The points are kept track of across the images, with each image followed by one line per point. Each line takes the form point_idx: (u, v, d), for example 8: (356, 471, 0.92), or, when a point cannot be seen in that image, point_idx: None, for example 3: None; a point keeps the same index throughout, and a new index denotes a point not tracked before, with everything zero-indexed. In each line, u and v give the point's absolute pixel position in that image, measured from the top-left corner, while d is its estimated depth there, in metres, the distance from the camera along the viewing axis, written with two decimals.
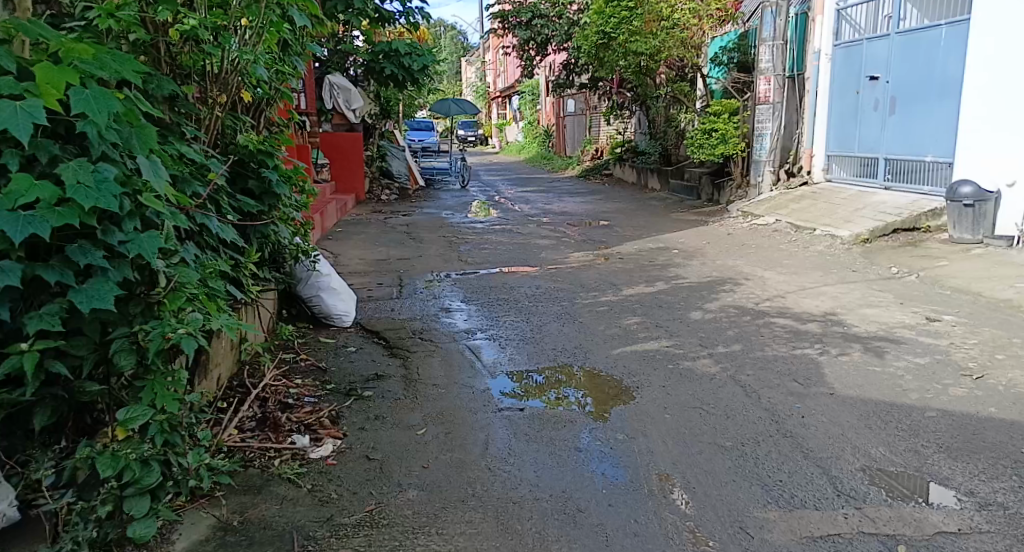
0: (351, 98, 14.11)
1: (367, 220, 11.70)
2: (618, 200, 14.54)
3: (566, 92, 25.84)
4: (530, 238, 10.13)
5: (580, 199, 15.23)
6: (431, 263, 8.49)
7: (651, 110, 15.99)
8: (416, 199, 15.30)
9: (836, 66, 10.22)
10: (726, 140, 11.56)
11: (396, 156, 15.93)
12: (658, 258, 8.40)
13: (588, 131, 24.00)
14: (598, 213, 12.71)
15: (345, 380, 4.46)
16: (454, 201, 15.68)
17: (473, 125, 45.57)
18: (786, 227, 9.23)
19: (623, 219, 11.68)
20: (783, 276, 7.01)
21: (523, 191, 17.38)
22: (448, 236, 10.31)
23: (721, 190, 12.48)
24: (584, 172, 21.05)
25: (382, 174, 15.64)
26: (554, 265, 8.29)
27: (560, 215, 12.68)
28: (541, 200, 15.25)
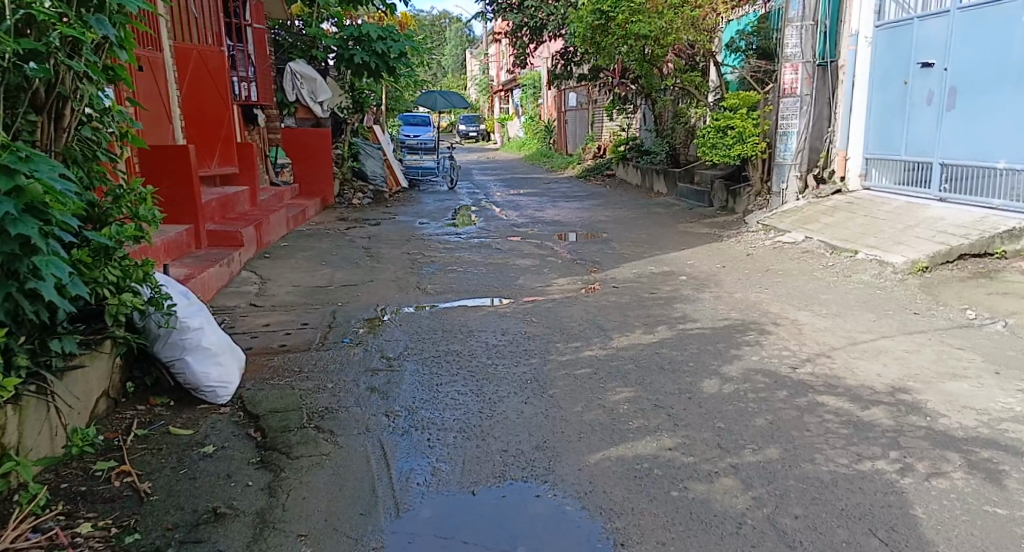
0: (320, 89, 12.69)
1: (326, 230, 10.12)
2: (618, 207, 12.93)
3: (568, 84, 24.16)
4: (510, 257, 8.56)
5: (576, 204, 13.64)
6: (381, 291, 6.92)
7: (657, 104, 14.36)
8: (393, 204, 13.72)
9: (878, 50, 8.64)
10: (744, 139, 9.95)
11: (371, 153, 14.23)
12: (661, 288, 6.82)
13: (590, 126, 22.35)
14: (594, 223, 11.09)
15: (159, 527, 2.87)
16: (437, 206, 14.08)
17: (475, 120, 43.90)
18: (818, 248, 7.61)
19: (622, 232, 10.08)
20: (822, 321, 5.44)
21: (517, 194, 15.79)
22: (414, 254, 8.75)
23: (735, 197, 10.84)
24: (585, 172, 19.41)
25: (356, 176, 14.04)
26: (531, 297, 6.72)
27: (551, 225, 11.09)
28: (534, 205, 13.67)
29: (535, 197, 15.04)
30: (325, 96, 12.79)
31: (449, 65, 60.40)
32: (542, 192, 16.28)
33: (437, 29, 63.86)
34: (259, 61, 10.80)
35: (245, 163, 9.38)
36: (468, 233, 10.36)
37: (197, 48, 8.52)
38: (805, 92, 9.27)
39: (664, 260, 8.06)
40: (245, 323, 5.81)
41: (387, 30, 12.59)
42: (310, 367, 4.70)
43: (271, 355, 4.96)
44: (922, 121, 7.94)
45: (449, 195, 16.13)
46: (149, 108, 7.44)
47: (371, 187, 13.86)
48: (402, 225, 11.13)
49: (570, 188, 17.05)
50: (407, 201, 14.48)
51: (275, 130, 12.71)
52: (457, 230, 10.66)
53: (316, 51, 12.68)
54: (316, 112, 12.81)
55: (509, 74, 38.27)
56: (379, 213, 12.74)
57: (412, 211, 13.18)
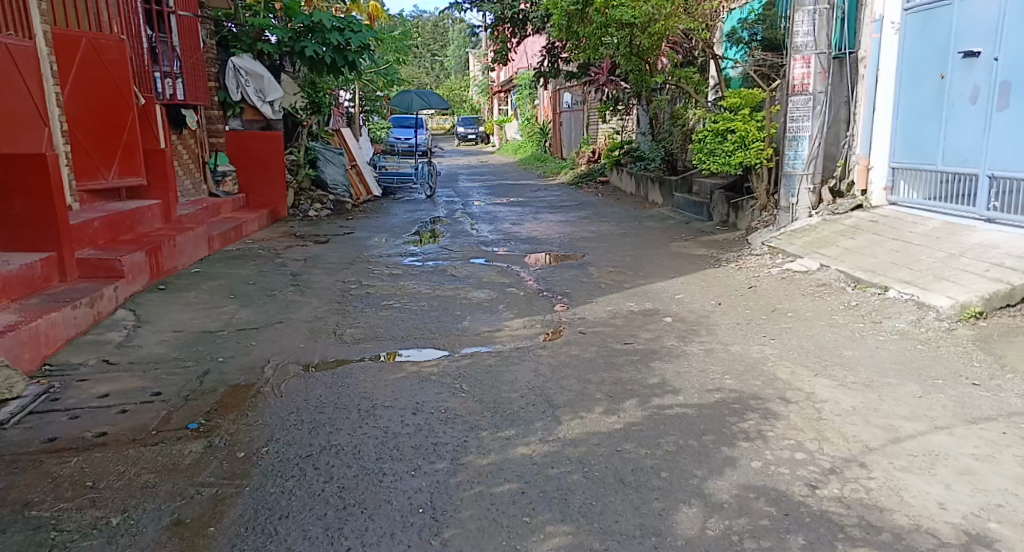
0: (272, 88, 11.58)
1: (259, 251, 8.74)
2: (605, 220, 11.53)
3: (562, 84, 22.75)
4: (465, 286, 7.16)
5: (560, 216, 12.24)
6: (287, 338, 5.54)
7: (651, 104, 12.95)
8: (355, 217, 12.34)
9: (907, 38, 7.22)
10: (746, 145, 8.55)
11: (331, 159, 12.88)
12: (639, 334, 5.41)
13: (585, 129, 20.92)
14: (575, 241, 9.68)
15: None
16: (406, 218, 12.69)
17: (474, 122, 42.46)
18: (835, 280, 6.19)
19: (605, 253, 8.68)
20: (850, 396, 4.03)
21: (498, 204, 14.39)
22: (352, 282, 7.37)
23: (736, 210, 9.43)
24: (577, 178, 17.99)
25: (315, 186, 12.69)
26: (474, 347, 5.32)
27: (525, 243, 9.68)
28: (513, 217, 12.27)
29: (517, 207, 13.63)
30: (276, 95, 11.58)
31: (450, 66, 59.00)
32: (527, 201, 14.86)
33: (439, 29, 62.46)
34: (187, 55, 9.59)
35: (154, 173, 8.05)
36: (427, 254, 8.96)
37: (87, 36, 7.26)
38: (819, 89, 7.77)
39: (648, 292, 6.66)
40: (80, 392, 4.45)
41: (344, 21, 11.50)
42: (113, 480, 3.30)
43: (71, 454, 3.57)
44: (967, 124, 6.51)
45: (425, 204, 14.74)
46: (7, 110, 6.08)
47: (332, 198, 12.51)
48: (356, 243, 9.74)
49: (558, 196, 15.62)
50: (374, 212, 13.10)
51: (216, 133, 11.40)
52: (416, 250, 9.27)
53: (261, 44, 11.26)
54: (266, 112, 11.60)
55: (507, 74, 36.84)
56: (336, 227, 11.36)
57: (376, 225, 11.80)
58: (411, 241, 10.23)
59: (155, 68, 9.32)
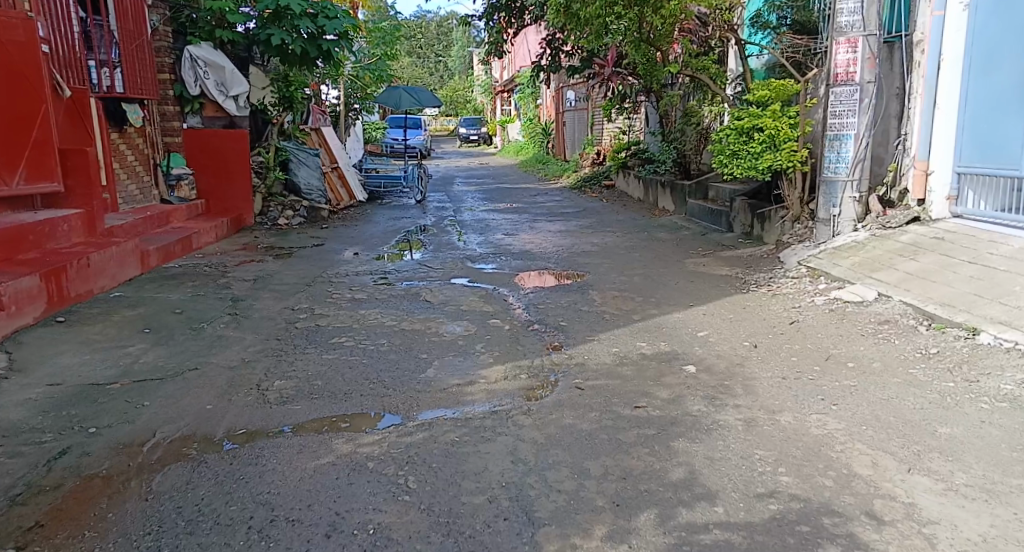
0: (237, 81, 10.50)
1: (204, 270, 7.48)
2: (609, 229, 10.27)
3: (565, 81, 21.44)
4: (439, 315, 5.89)
5: (559, 225, 10.97)
6: (196, 394, 4.30)
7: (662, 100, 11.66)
8: (331, 227, 11.09)
9: (976, 14, 5.97)
10: (776, 145, 7.26)
11: (305, 161, 11.62)
12: (652, 391, 4.13)
13: (589, 130, 19.62)
14: (575, 255, 8.42)
15: None
16: (389, 226, 11.41)
17: (476, 123, 41.12)
18: (900, 314, 4.90)
19: (608, 271, 7.41)
20: (972, 515, 2.80)
21: (492, 210, 13.11)
22: (304, 309, 6.11)
23: (762, 221, 8.12)
24: (581, 182, 16.68)
25: (288, 191, 11.55)
26: (436, 408, 4.04)
27: (517, 257, 8.41)
28: (507, 227, 10.98)
29: (513, 215, 12.35)
30: (240, 88, 10.52)
31: (454, 65, 57.72)
32: (524, 207, 13.58)
33: (442, 28, 61.14)
34: (127, 39, 8.46)
35: (75, 176, 6.85)
36: (402, 271, 7.70)
37: None
38: (867, 78, 6.45)
39: (662, 325, 5.38)
40: None
41: (318, 5, 10.34)
42: None
43: None
44: None
45: (412, 211, 13.48)
46: None
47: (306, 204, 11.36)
48: (323, 258, 8.49)
49: (560, 202, 14.33)
50: (354, 220, 11.85)
51: (172, 131, 10.24)
52: (390, 266, 8.01)
53: (221, 31, 10.08)
54: (230, 108, 10.56)
55: (510, 73, 35.50)
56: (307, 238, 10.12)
57: (352, 235, 10.54)
58: (388, 254, 8.98)
59: (90, 56, 8.22)
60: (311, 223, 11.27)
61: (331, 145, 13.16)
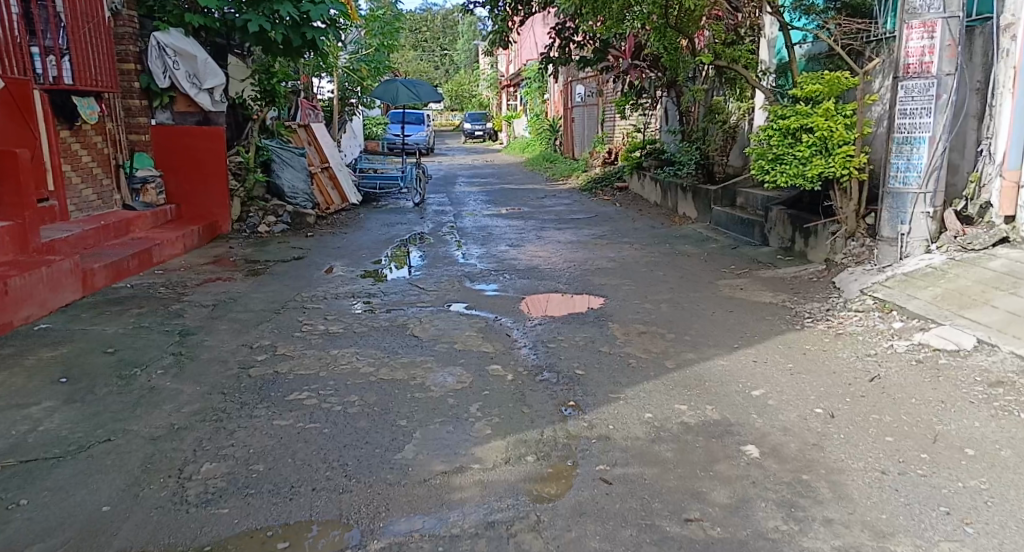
0: (212, 73, 9.59)
1: (159, 294, 6.44)
2: (625, 240, 9.20)
3: (575, 75, 20.34)
4: (428, 356, 4.86)
5: (569, 234, 9.91)
6: (97, 485, 3.26)
7: (684, 96, 10.57)
8: (318, 235, 10.05)
9: None
10: (827, 149, 6.18)
11: (289, 163, 10.59)
12: (702, 487, 3.09)
13: (599, 127, 18.53)
14: (588, 272, 7.35)
15: None
16: (382, 235, 10.38)
17: (481, 118, 40.00)
18: (1012, 372, 3.85)
19: (628, 295, 6.35)
20: None
21: (496, 216, 12.06)
22: (265, 347, 5.08)
23: (806, 236, 7.04)
24: (592, 183, 15.61)
25: (271, 194, 10.59)
26: (414, 513, 2.98)
27: (522, 275, 7.35)
28: (512, 236, 9.92)
29: (519, 221, 11.30)
30: (214, 80, 9.60)
31: (459, 59, 56.56)
32: (530, 212, 12.52)
33: (448, 22, 60.02)
34: (74, 25, 7.51)
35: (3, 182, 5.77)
36: (390, 293, 6.66)
37: None
38: (946, 69, 5.33)
39: (704, 377, 4.32)
40: None
41: None
42: None
43: None
44: None
45: (409, 215, 12.44)
46: None
47: (291, 207, 10.39)
48: (301, 275, 7.46)
49: (569, 205, 13.27)
50: (344, 227, 10.83)
51: (139, 128, 9.19)
52: (377, 286, 6.97)
53: (191, 15, 9.04)
54: (203, 102, 9.59)
55: (516, 66, 34.35)
56: (289, 249, 9.06)
57: (340, 245, 9.49)
58: (378, 269, 7.96)
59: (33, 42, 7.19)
60: (296, 230, 10.22)
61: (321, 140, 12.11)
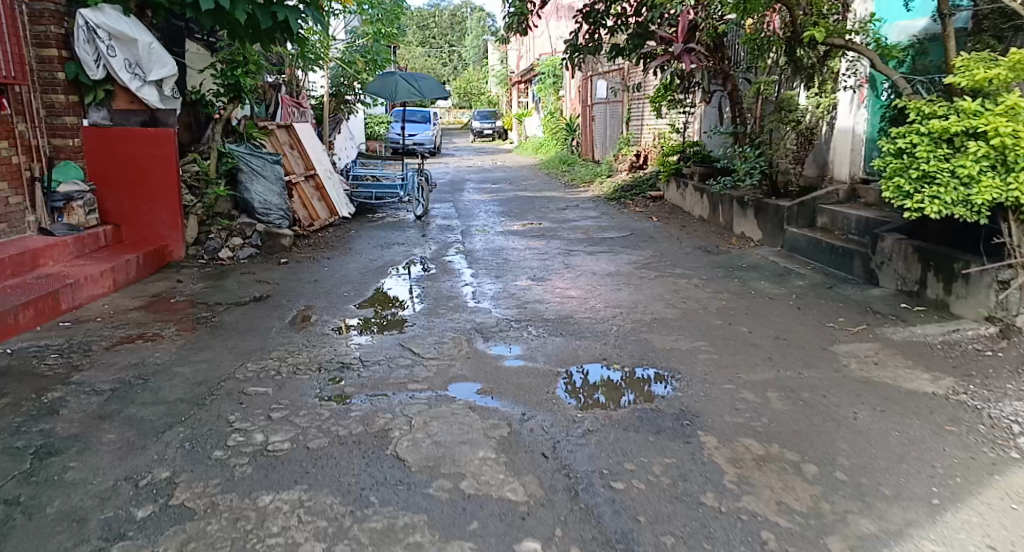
0: (161, 60, 7.71)
1: (43, 366, 4.57)
2: (677, 272, 7.29)
3: (597, 68, 18.38)
4: (417, 510, 2.97)
5: (603, 261, 7.99)
6: None
7: (754, 87, 8.61)
8: (294, 262, 8.18)
9: None
10: (1003, 164, 4.25)
11: (259, 174, 8.71)
12: None
13: (625, 126, 16.61)
14: (642, 326, 5.44)
15: None
16: (375, 260, 8.51)
17: (490, 116, 38.09)
18: None
19: (709, 370, 4.45)
20: None
21: (511, 233, 10.16)
22: (158, 487, 3.19)
23: (947, 280, 5.15)
24: (620, 190, 13.69)
25: (239, 210, 8.74)
26: None
27: (554, 330, 5.45)
28: (534, 263, 8.02)
29: (540, 242, 9.40)
30: (162, 71, 7.71)
31: (467, 56, 54.57)
32: (552, 228, 10.63)
33: (456, 18, 58.26)
34: None
35: None
36: (372, 361, 4.77)
37: None
38: None
39: None
40: None
41: None
42: None
43: None
44: None
45: (409, 232, 10.55)
46: None
47: (262, 225, 8.54)
48: (257, 328, 5.57)
49: (597, 219, 11.34)
50: (329, 249, 8.96)
51: (64, 131, 7.31)
52: (356, 347, 5.08)
53: None
54: (147, 98, 7.69)
55: (529, 61, 32.40)
56: (254, 282, 7.18)
57: (321, 275, 7.62)
58: (362, 315, 6.08)
59: None
60: (269, 255, 8.34)
61: (297, 144, 10.25)
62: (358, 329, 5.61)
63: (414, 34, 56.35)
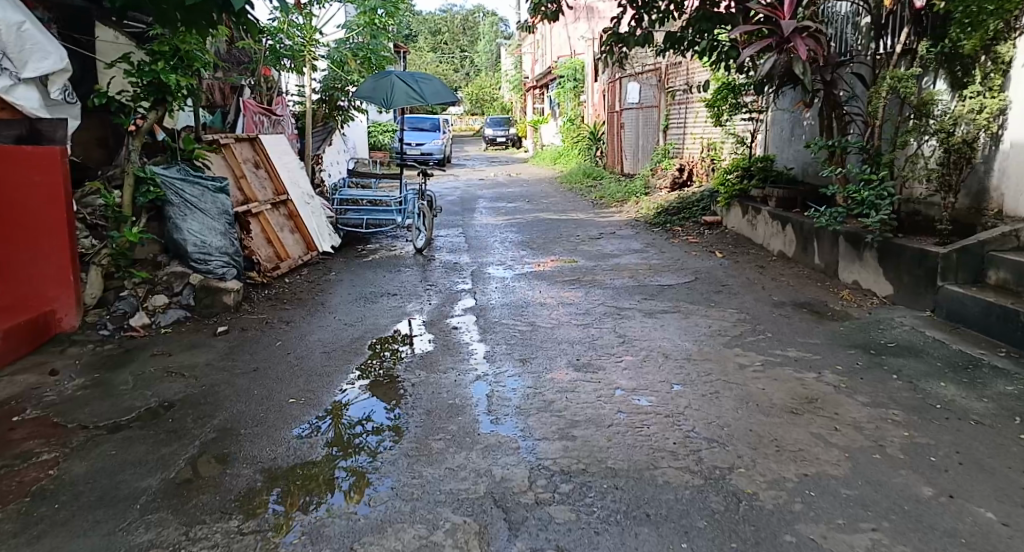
0: (42, 49, 5.32)
1: None
2: (790, 355, 4.93)
3: (628, 67, 16.05)
4: None
5: (673, 329, 5.65)
6: None
7: (882, 84, 6.19)
8: (237, 331, 5.86)
9: None
10: None
11: (188, 209, 6.32)
12: None
13: (663, 136, 14.30)
14: (786, 498, 3.07)
15: None
16: (356, 323, 6.17)
17: (504, 123, 35.76)
18: None
19: None
20: None
21: (537, 277, 7.82)
22: None
23: None
24: (664, 213, 11.33)
25: (166, 256, 6.37)
26: None
27: (631, 502, 3.09)
28: (574, 333, 5.67)
29: (576, 292, 7.05)
30: (46, 63, 5.33)
31: (479, 61, 52.29)
32: (588, 267, 8.27)
33: (468, 22, 56.13)
34: None
35: None
36: None
37: None
38: None
39: None
40: None
41: None
42: None
43: None
44: None
45: (405, 275, 8.24)
46: None
47: (198, 276, 6.21)
48: (113, 495, 3.27)
49: (644, 254, 8.99)
50: (294, 307, 6.63)
51: None
52: None
53: None
54: (25, 103, 5.35)
55: (546, 64, 30.09)
56: (163, 372, 4.87)
57: (267, 353, 5.29)
58: (321, 442, 3.77)
59: None
60: (204, 320, 6.00)
61: (245, 166, 7.92)
62: (310, 487, 3.32)
63: (424, 40, 54.31)
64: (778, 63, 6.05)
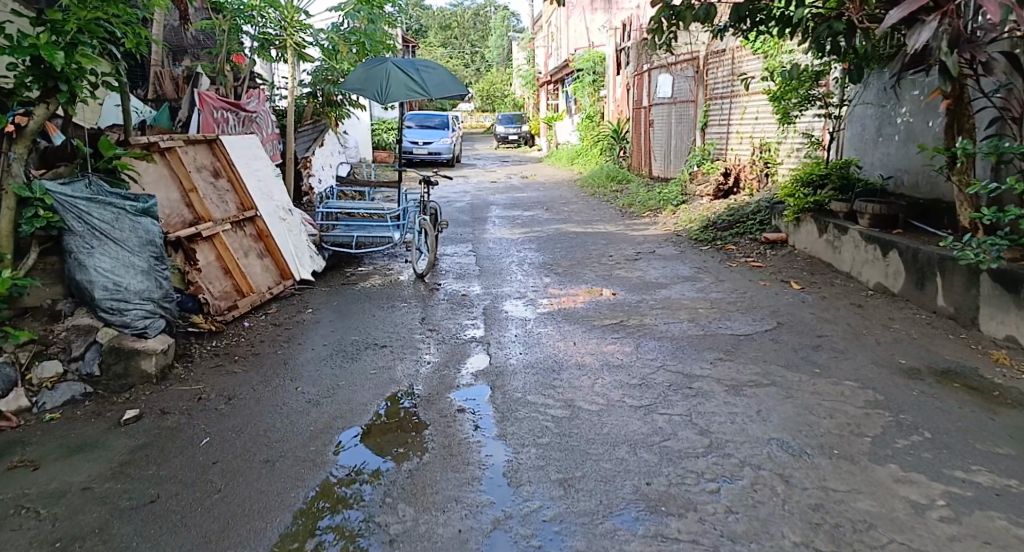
0: None
1: None
2: (983, 486, 3.18)
3: (660, 58, 14.29)
4: None
5: (780, 422, 3.91)
6: None
7: None
8: (154, 416, 4.14)
9: None
10: None
11: (94, 242, 4.57)
12: None
13: (700, 134, 12.53)
14: None
15: None
16: (327, 397, 4.43)
17: (515, 121, 33.97)
18: None
19: None
20: None
21: (568, 320, 6.08)
22: None
23: None
24: (710, 227, 9.55)
25: (71, 303, 4.65)
26: None
27: None
28: (634, 424, 3.92)
29: (622, 346, 5.30)
30: None
31: (490, 57, 50.43)
32: (632, 304, 6.50)
33: (479, 17, 54.44)
34: None
35: None
36: None
37: None
38: None
39: None
40: None
41: None
42: None
43: None
44: None
45: (403, 312, 6.53)
46: None
47: (109, 332, 4.50)
48: None
49: (698, 284, 7.22)
50: (246, 370, 4.89)
51: None
52: None
53: None
54: None
55: (561, 58, 28.31)
56: (10, 507, 3.20)
57: (182, 464, 3.57)
58: None
59: None
60: (112, 398, 4.30)
61: (195, 175, 6.15)
62: None
63: (433, 34, 52.55)
64: (942, 29, 4.33)
